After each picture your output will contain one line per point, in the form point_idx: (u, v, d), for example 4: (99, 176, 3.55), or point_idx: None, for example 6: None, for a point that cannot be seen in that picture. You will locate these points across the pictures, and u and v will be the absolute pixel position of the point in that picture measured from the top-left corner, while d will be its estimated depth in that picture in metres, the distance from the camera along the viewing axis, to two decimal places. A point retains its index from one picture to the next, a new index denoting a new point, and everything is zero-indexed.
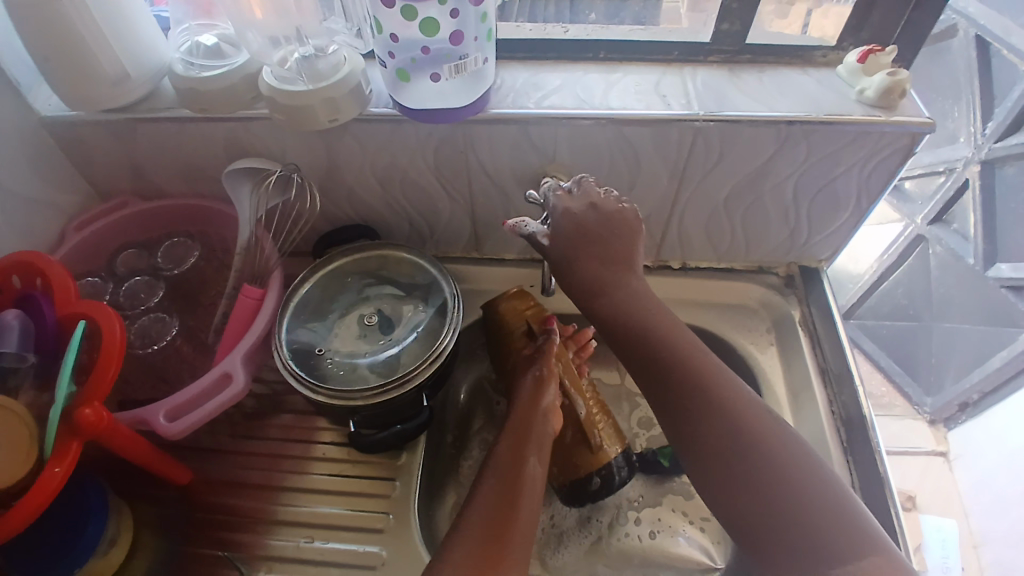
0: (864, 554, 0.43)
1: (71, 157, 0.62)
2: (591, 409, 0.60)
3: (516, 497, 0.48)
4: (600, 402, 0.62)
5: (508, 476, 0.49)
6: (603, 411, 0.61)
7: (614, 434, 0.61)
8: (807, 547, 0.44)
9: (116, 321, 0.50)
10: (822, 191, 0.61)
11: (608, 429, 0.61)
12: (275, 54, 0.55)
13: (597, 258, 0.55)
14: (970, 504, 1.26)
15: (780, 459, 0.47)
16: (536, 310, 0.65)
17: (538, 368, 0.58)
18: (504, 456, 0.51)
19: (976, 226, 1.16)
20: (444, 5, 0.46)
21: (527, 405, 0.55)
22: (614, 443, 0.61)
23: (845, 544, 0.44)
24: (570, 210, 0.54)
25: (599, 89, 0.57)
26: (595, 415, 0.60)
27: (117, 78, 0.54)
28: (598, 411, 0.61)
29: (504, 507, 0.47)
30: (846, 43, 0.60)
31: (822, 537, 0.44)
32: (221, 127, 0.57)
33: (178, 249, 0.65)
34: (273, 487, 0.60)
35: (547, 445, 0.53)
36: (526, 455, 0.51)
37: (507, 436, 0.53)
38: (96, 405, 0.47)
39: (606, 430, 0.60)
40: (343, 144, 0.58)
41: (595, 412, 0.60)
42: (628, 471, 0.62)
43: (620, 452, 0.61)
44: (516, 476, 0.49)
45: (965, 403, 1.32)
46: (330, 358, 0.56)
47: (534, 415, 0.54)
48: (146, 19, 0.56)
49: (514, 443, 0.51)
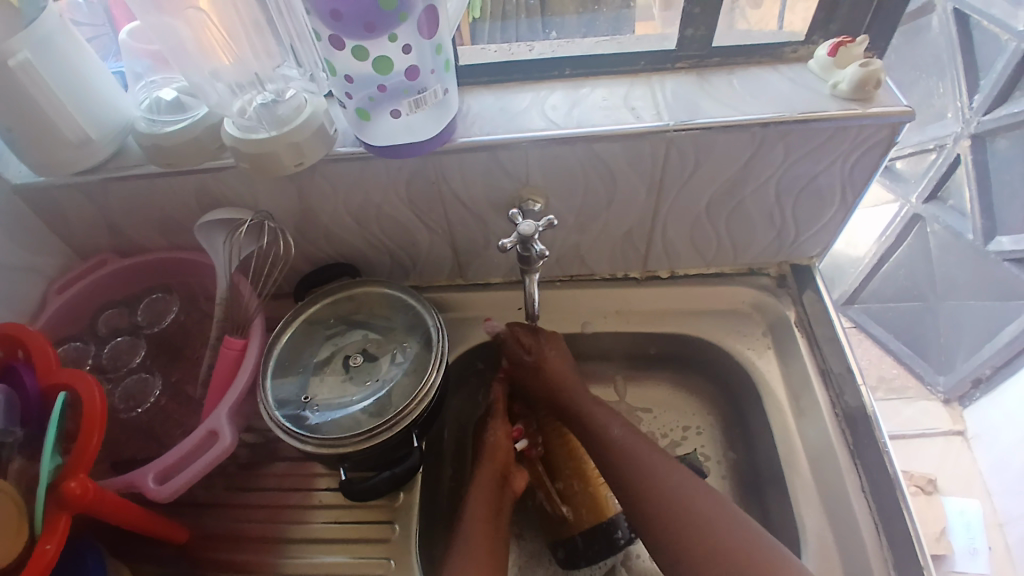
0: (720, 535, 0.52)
1: (48, 222, 0.62)
2: (569, 480, 0.62)
3: (480, 552, 0.53)
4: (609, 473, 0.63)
5: (473, 533, 0.55)
6: (582, 480, 0.62)
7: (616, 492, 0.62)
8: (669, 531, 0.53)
9: (96, 386, 0.49)
10: (806, 188, 0.60)
11: (605, 498, 0.61)
12: (234, 104, 0.54)
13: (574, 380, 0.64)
14: (992, 482, 1.23)
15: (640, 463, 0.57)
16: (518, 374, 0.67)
17: (499, 430, 0.64)
18: (471, 514, 0.56)
19: (972, 201, 1.14)
20: (395, 41, 0.45)
21: (491, 466, 0.61)
22: (591, 515, 0.60)
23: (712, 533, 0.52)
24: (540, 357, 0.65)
25: (566, 108, 0.57)
26: (571, 485, 0.62)
27: (81, 141, 0.54)
28: (577, 476, 0.62)
29: (488, 550, 0.54)
30: (816, 36, 0.59)
31: (692, 531, 0.52)
32: (192, 179, 0.56)
33: (158, 305, 0.65)
34: (273, 540, 0.59)
35: (507, 502, 0.59)
36: (497, 509, 0.58)
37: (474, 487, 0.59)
38: (82, 476, 0.46)
39: (606, 495, 0.61)
40: (315, 186, 0.57)
41: (594, 478, 0.62)
42: (599, 548, 0.60)
43: (603, 522, 0.60)
44: (482, 534, 0.55)
45: (978, 379, 1.28)
46: (315, 409, 0.54)
47: (490, 469, 0.60)
48: (105, 79, 0.55)
49: (482, 500, 0.58)
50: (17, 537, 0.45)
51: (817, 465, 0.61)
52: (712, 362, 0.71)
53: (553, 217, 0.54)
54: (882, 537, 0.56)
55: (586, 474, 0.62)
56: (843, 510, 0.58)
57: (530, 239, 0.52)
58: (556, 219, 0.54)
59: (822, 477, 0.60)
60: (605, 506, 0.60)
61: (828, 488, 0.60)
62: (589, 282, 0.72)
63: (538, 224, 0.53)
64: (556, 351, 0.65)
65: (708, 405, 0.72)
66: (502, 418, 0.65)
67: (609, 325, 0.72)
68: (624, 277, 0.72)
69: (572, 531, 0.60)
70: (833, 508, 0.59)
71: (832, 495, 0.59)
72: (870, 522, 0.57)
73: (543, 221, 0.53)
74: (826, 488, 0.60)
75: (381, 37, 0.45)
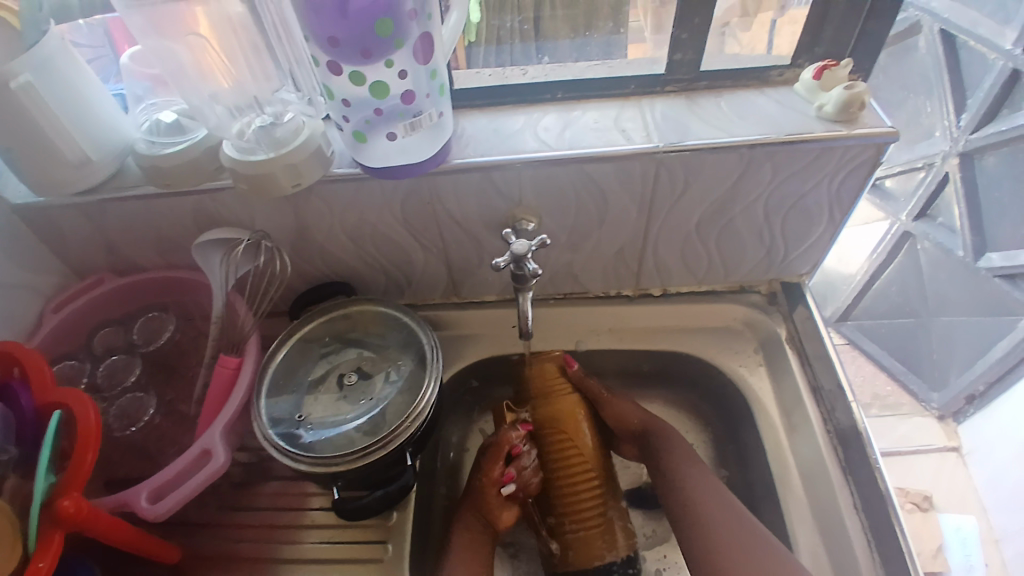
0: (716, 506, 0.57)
1: (46, 241, 0.62)
2: (567, 519, 0.60)
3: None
4: (618, 517, 0.61)
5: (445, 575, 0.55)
6: (575, 522, 0.60)
7: (614, 534, 0.60)
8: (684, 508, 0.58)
9: (90, 403, 0.49)
10: (793, 208, 0.61)
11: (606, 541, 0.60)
12: (233, 126, 0.55)
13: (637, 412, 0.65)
14: (988, 498, 1.23)
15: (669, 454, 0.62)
16: (540, 412, 0.63)
17: (495, 468, 0.60)
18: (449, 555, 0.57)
19: (961, 218, 1.15)
20: (391, 66, 0.46)
21: (482, 502, 0.59)
22: (580, 560, 0.59)
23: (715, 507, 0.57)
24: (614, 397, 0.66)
25: (557, 130, 0.58)
26: (566, 526, 0.60)
27: (80, 162, 0.54)
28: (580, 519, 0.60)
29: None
30: (802, 60, 0.60)
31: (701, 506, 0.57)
32: (189, 200, 0.57)
33: (153, 324, 0.65)
34: (265, 560, 0.59)
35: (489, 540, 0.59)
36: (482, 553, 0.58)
37: (465, 526, 0.59)
38: (76, 494, 0.46)
39: (603, 540, 0.60)
40: (311, 207, 0.58)
41: (595, 522, 0.60)
42: None
43: (591, 565, 0.59)
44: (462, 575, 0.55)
45: (971, 396, 1.29)
46: (309, 428, 0.54)
47: (480, 507, 0.60)
48: (105, 100, 0.56)
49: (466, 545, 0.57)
50: (14, 553, 0.45)
51: (809, 482, 0.61)
52: (706, 379, 0.72)
53: (545, 236, 0.55)
54: (876, 556, 0.56)
55: (584, 518, 0.60)
56: (835, 528, 0.58)
57: (524, 259, 0.53)
58: (548, 239, 0.55)
59: (814, 493, 0.61)
60: (596, 554, 0.59)
61: (821, 505, 0.60)
62: (584, 300, 0.72)
63: (532, 243, 0.54)
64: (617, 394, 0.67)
65: (701, 422, 0.73)
66: (495, 457, 0.60)
67: (604, 342, 0.73)
68: (616, 295, 0.72)
69: (558, 567, 0.60)
70: (826, 526, 0.59)
71: (825, 511, 0.60)
72: (863, 538, 0.57)
73: (537, 239, 0.55)
74: (819, 504, 0.60)
75: (377, 63, 0.46)
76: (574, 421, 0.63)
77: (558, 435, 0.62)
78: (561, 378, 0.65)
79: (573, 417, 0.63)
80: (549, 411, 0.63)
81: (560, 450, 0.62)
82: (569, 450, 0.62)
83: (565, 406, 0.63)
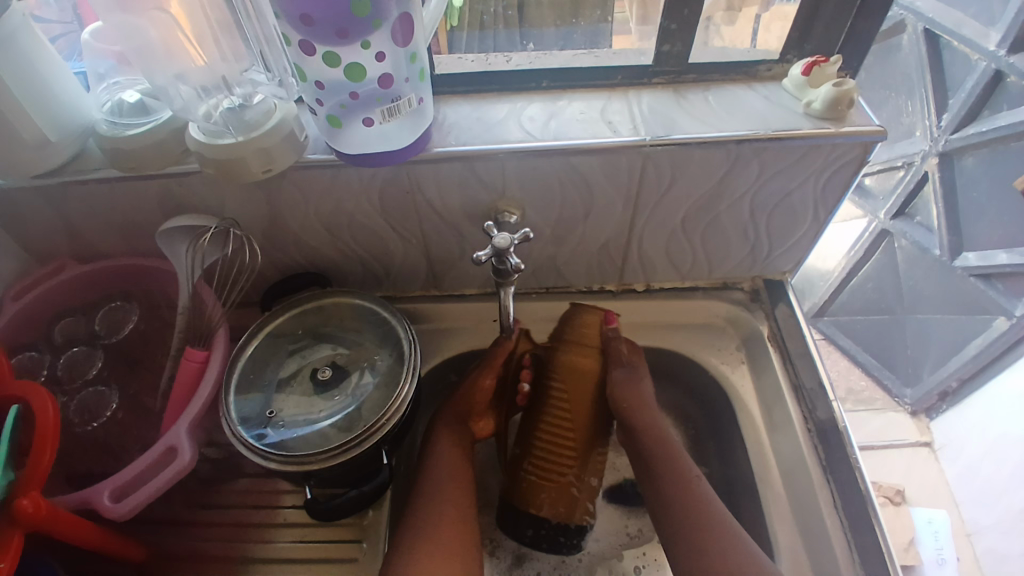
0: (694, 490, 0.57)
1: (2, 224, 0.59)
2: (539, 465, 0.63)
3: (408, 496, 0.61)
4: (578, 487, 0.63)
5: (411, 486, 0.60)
6: (536, 467, 0.63)
7: (566, 498, 0.62)
8: (667, 488, 0.57)
9: (49, 398, 0.47)
10: (780, 205, 0.60)
11: (551, 499, 0.62)
12: (200, 108, 0.53)
13: (636, 395, 0.64)
14: (958, 492, 1.25)
15: (651, 438, 0.62)
16: (552, 356, 0.67)
17: (489, 378, 0.65)
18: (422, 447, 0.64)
19: (939, 217, 1.16)
20: (368, 48, 0.44)
21: (451, 420, 0.64)
22: (520, 501, 0.63)
23: (700, 490, 0.57)
24: (637, 368, 0.66)
25: (541, 119, 0.56)
26: (532, 462, 0.63)
27: (39, 142, 0.51)
28: (547, 467, 0.63)
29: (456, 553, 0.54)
30: (790, 55, 0.59)
31: (684, 486, 0.57)
32: (155, 183, 0.54)
33: (116, 314, 0.63)
34: (235, 560, 0.58)
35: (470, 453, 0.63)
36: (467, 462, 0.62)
37: (442, 450, 0.61)
38: (35, 493, 0.44)
39: (549, 499, 0.62)
40: (284, 193, 0.56)
41: (558, 476, 0.62)
42: (525, 525, 0.63)
43: (526, 510, 0.63)
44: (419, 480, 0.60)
45: (944, 392, 1.31)
46: (279, 426, 0.52)
47: (463, 403, 0.65)
48: (66, 77, 0.53)
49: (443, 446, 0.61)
50: None
51: (790, 480, 0.61)
52: (688, 376, 0.71)
53: (528, 229, 0.53)
54: (854, 553, 0.56)
55: (548, 467, 0.63)
56: (815, 529, 0.58)
57: (508, 255, 0.52)
58: (531, 232, 0.53)
59: (794, 492, 0.60)
60: (535, 503, 0.62)
61: (801, 504, 0.60)
62: (566, 295, 0.71)
63: (515, 237, 0.52)
64: (638, 359, 0.66)
65: (681, 419, 0.73)
66: (490, 364, 0.65)
67: None
68: (600, 290, 0.71)
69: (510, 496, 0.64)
70: (807, 527, 0.58)
71: (805, 511, 0.59)
72: (843, 537, 0.57)
73: (521, 233, 0.52)
74: (799, 504, 0.60)
75: (355, 43, 0.43)
76: (581, 381, 0.66)
77: (560, 385, 0.66)
78: (595, 340, 0.67)
79: (585, 374, 0.66)
80: (567, 362, 0.66)
81: (557, 397, 0.65)
82: (564, 395, 0.65)
83: (582, 362, 0.66)
